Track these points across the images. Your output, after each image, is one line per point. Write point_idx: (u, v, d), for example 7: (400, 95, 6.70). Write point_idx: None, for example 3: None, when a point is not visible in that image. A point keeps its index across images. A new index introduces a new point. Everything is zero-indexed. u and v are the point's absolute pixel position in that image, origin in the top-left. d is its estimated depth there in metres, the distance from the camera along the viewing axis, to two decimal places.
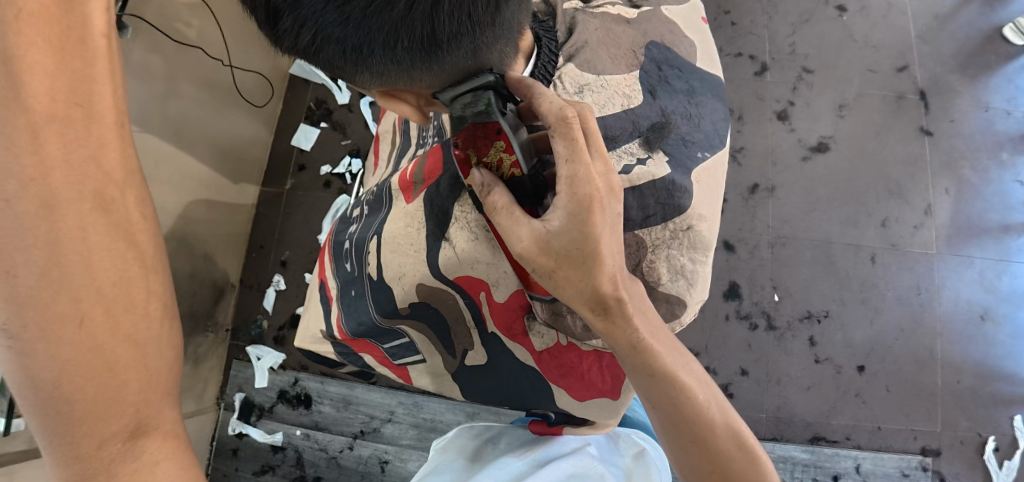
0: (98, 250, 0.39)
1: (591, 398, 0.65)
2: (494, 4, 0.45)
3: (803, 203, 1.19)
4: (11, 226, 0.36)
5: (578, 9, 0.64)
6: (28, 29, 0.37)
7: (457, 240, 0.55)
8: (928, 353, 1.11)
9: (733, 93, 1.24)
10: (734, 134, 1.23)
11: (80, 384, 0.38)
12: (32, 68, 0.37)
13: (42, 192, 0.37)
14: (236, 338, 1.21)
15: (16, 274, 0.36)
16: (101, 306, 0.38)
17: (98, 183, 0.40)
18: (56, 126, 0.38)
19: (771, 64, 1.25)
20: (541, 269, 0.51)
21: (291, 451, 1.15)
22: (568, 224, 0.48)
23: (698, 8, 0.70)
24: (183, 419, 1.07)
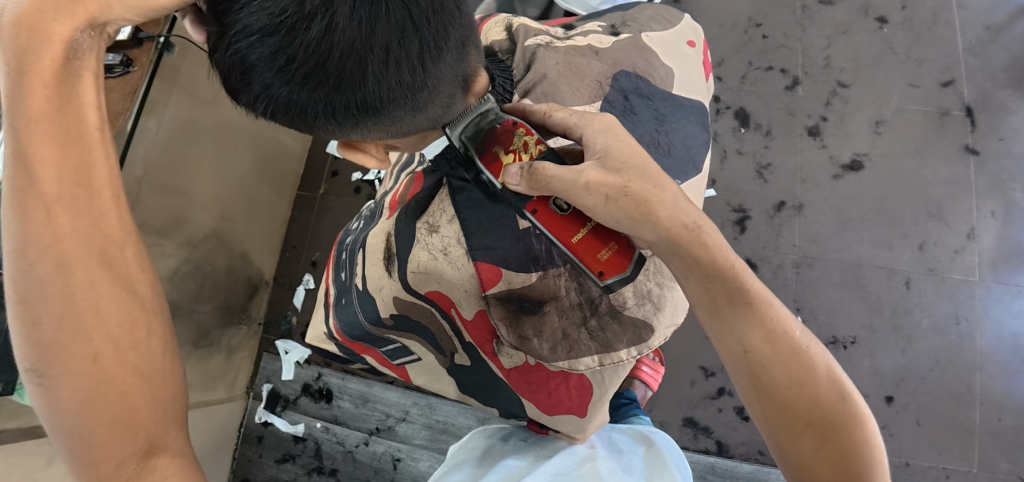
0: (106, 298, 0.42)
1: (560, 414, 0.67)
2: (423, 68, 0.47)
3: (833, 222, 1.14)
4: (33, 288, 0.40)
5: (541, 44, 0.67)
6: (36, 132, 0.41)
7: (418, 263, 0.63)
8: (967, 388, 1.03)
9: (762, 108, 1.22)
10: (762, 150, 1.19)
11: (97, 413, 0.41)
12: (43, 163, 0.41)
13: (57, 254, 0.41)
14: (268, 331, 1.30)
15: (41, 323, 0.40)
16: (109, 344, 0.42)
17: (101, 245, 0.42)
18: (64, 201, 0.41)
19: (803, 78, 1.21)
20: (614, 191, 0.51)
21: (311, 443, 1.21)
22: (609, 143, 0.54)
23: (685, 32, 0.72)
24: (215, 405, 1.15)
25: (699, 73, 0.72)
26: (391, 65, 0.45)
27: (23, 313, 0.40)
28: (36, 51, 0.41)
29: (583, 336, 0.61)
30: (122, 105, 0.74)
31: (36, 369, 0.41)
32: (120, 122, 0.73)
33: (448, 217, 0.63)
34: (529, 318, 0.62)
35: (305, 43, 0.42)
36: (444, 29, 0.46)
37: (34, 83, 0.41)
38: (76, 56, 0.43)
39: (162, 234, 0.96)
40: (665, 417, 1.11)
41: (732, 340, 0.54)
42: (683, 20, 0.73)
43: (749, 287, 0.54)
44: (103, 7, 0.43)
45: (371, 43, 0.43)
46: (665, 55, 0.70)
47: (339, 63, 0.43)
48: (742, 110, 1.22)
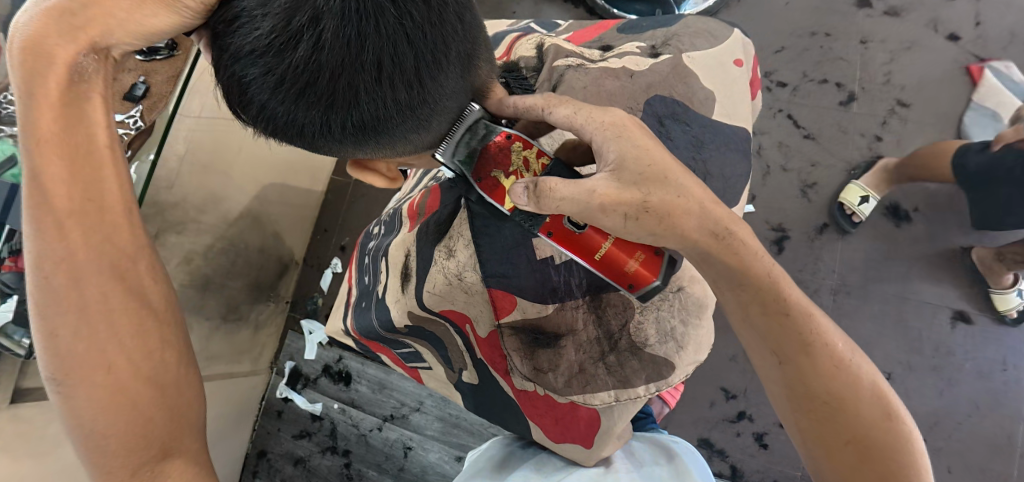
0: (118, 310, 0.48)
1: (566, 442, 0.65)
2: (419, 83, 0.48)
3: (879, 251, 1.08)
4: (50, 299, 0.46)
5: (569, 66, 0.68)
6: (45, 152, 0.47)
7: (434, 284, 0.65)
8: (1007, 440, 0.97)
9: (813, 122, 1.16)
10: (807, 168, 1.14)
11: (113, 422, 0.46)
12: (53, 179, 0.47)
13: (69, 269, 0.47)
14: (294, 310, 1.33)
15: (59, 336, 0.46)
16: (123, 356, 0.48)
17: (113, 258, 0.49)
18: (74, 218, 0.47)
19: (860, 93, 1.15)
20: (632, 210, 0.50)
21: (327, 422, 1.24)
22: (623, 148, 0.51)
23: (730, 51, 0.70)
24: (240, 378, 1.20)
25: (745, 94, 0.69)
26: (383, 81, 0.46)
27: (43, 323, 0.46)
28: (43, 74, 0.46)
29: (600, 370, 0.60)
30: (166, 87, 0.80)
31: (54, 379, 0.46)
32: (163, 105, 0.79)
33: (464, 241, 0.64)
34: (545, 351, 0.62)
35: (292, 61, 0.44)
36: (438, 43, 0.47)
37: (43, 104, 0.47)
38: (81, 78, 0.48)
39: (200, 211, 0.98)
40: (681, 435, 1.09)
41: (768, 348, 0.52)
42: (731, 39, 0.71)
43: (785, 296, 0.52)
44: (103, 34, 0.47)
45: (359, 59, 0.44)
46: (708, 77, 0.68)
47: (328, 80, 0.45)
48: (792, 123, 1.16)
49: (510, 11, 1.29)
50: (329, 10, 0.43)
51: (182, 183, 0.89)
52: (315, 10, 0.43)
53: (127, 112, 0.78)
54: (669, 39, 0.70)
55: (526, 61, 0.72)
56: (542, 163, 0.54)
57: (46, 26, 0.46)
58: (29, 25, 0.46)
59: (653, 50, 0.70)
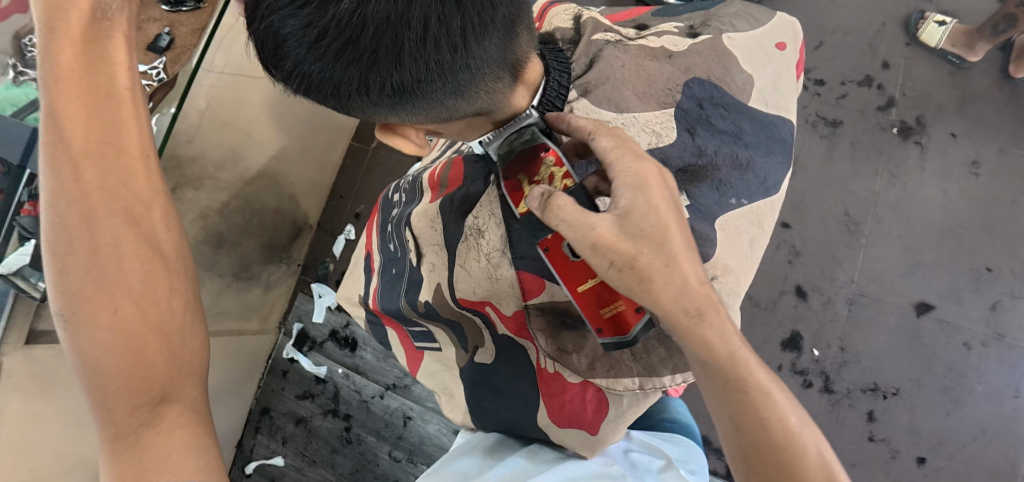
0: (130, 254, 0.48)
1: (571, 427, 0.64)
2: (464, 47, 0.46)
3: (901, 263, 1.05)
4: (64, 237, 0.46)
5: (608, 42, 0.66)
6: (64, 89, 0.46)
7: (465, 261, 0.66)
8: (1010, 467, 0.96)
9: (849, 125, 1.12)
10: (838, 173, 1.11)
11: (115, 362, 0.47)
12: (70, 117, 0.46)
13: (84, 209, 0.47)
14: (306, 273, 1.34)
15: (69, 274, 0.46)
16: (131, 299, 0.48)
17: (129, 204, 0.49)
18: (90, 160, 0.47)
19: (900, 99, 1.11)
20: (619, 260, 0.47)
21: (330, 386, 1.25)
22: (636, 201, 0.48)
23: (766, 35, 0.67)
24: (250, 335, 1.22)
25: (790, 79, 0.67)
26: (428, 42, 0.45)
27: (54, 261, 0.46)
28: (65, 9, 0.46)
29: (625, 355, 0.59)
30: (191, 40, 0.76)
31: (63, 316, 0.46)
32: (187, 58, 0.76)
33: (494, 220, 0.64)
34: (570, 333, 0.61)
35: (338, 15, 0.43)
36: (488, 3, 0.45)
37: (65, 36, 0.46)
38: (104, 17, 0.48)
39: (218, 167, 0.98)
40: None
41: (727, 416, 0.49)
42: (773, 21, 0.68)
43: (747, 372, 0.48)
44: None
45: (407, 17, 0.43)
46: (747, 60, 0.65)
47: (373, 37, 0.44)
48: (827, 123, 1.13)
49: None
50: None
51: (201, 136, 0.88)
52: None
53: (150, 63, 0.75)
54: (706, 23, 0.68)
55: (562, 31, 0.71)
56: (564, 184, 0.54)
57: None
58: None
59: (691, 32, 0.67)
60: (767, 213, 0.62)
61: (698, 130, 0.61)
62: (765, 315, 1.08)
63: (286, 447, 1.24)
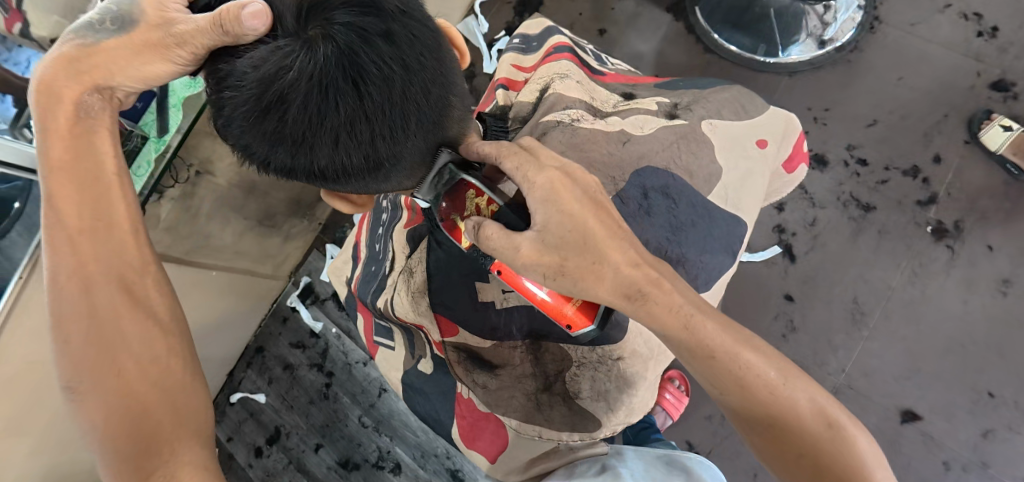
0: (127, 319, 0.51)
1: (477, 448, 0.73)
2: (375, 152, 0.49)
3: (898, 366, 1.01)
4: (60, 310, 0.50)
5: (560, 123, 0.66)
6: (57, 179, 0.51)
7: (400, 293, 0.71)
8: None
9: (883, 213, 1.08)
10: (858, 258, 1.07)
11: (118, 423, 0.48)
12: (66, 201, 0.51)
13: (81, 282, 0.51)
14: (324, 233, 1.41)
15: (70, 338, 0.50)
16: (131, 361, 0.50)
17: (120, 272, 0.53)
18: (83, 236, 0.52)
19: (943, 197, 1.06)
20: (552, 271, 0.49)
21: (322, 342, 1.33)
22: (548, 212, 0.48)
23: (755, 128, 0.67)
24: (261, 278, 1.30)
25: (762, 178, 0.66)
26: (341, 150, 0.48)
27: (58, 332, 0.50)
28: (54, 111, 0.51)
29: (529, 403, 0.67)
30: None
31: (71, 386, 0.49)
32: None
33: (421, 260, 0.70)
34: (482, 371, 0.68)
35: (262, 130, 0.47)
36: (400, 116, 0.48)
37: (58, 138, 0.51)
38: (89, 115, 0.53)
39: None
40: None
41: (709, 386, 0.50)
42: (761, 117, 0.68)
43: (709, 340, 0.48)
44: (106, 78, 0.51)
45: (321, 133, 0.46)
46: (721, 151, 0.65)
47: (293, 147, 0.47)
48: (859, 206, 1.09)
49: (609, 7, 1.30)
50: (294, 90, 0.45)
51: None
52: (282, 90, 0.45)
53: None
54: (689, 105, 0.68)
55: (522, 107, 0.74)
56: (491, 208, 0.52)
57: (58, 72, 0.51)
58: (42, 72, 0.51)
59: (671, 112, 0.68)
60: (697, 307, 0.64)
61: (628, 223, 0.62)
62: None
63: (270, 387, 1.32)
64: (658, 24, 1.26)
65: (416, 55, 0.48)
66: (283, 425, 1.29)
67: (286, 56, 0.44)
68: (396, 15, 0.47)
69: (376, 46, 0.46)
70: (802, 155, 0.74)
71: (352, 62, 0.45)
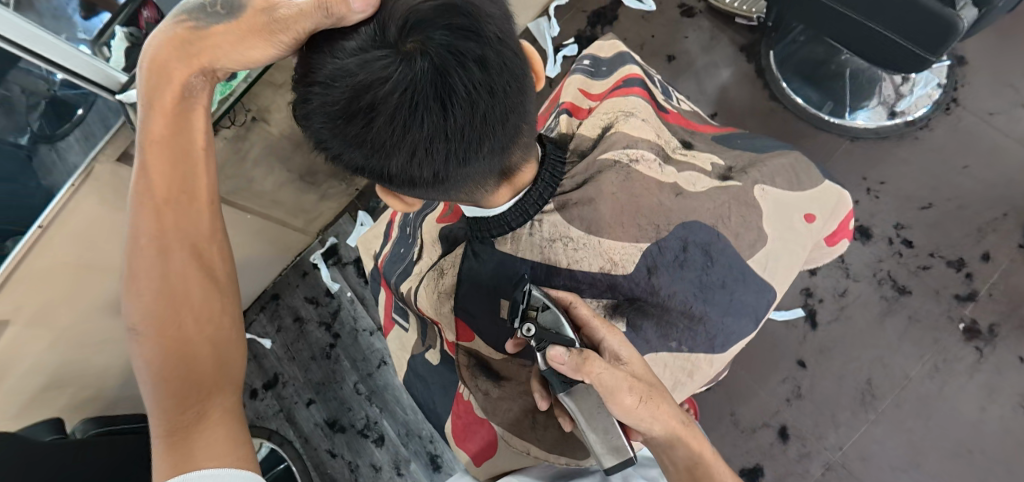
0: (196, 279, 0.51)
1: (462, 447, 0.74)
2: (447, 170, 0.50)
3: (898, 457, 0.99)
4: (132, 266, 0.50)
5: (617, 163, 0.64)
6: (150, 152, 0.51)
7: (424, 290, 0.71)
8: None
9: (917, 299, 1.04)
10: (881, 339, 1.04)
11: (171, 372, 0.47)
12: (154, 169, 0.51)
13: (158, 242, 0.50)
14: (359, 200, 1.43)
15: (139, 293, 0.49)
16: (192, 317, 0.50)
17: (194, 240, 0.52)
18: (166, 202, 0.51)
19: (983, 297, 1.02)
20: (643, 391, 0.49)
21: (335, 303, 1.36)
22: (633, 357, 0.52)
23: (806, 201, 0.66)
24: (291, 230, 1.33)
25: (802, 253, 0.66)
26: (415, 164, 0.48)
27: (129, 285, 0.49)
28: (161, 88, 0.50)
29: (525, 421, 0.68)
30: None
31: (135, 329, 0.49)
32: None
33: (453, 261, 0.68)
34: (488, 379, 0.69)
35: (344, 131, 0.47)
36: (477, 140, 0.48)
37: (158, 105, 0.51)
38: (191, 94, 0.52)
39: None
40: None
41: None
42: (814, 190, 0.67)
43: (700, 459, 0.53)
44: (212, 62, 0.50)
45: (400, 145, 0.46)
46: (770, 219, 0.65)
47: (369, 152, 0.48)
48: (894, 287, 1.06)
49: (682, 35, 1.30)
50: (386, 103, 0.44)
51: None
52: (374, 100, 0.44)
53: None
54: (745, 168, 0.68)
55: (581, 142, 0.70)
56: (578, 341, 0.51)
57: (168, 51, 0.50)
58: (154, 49, 0.50)
59: (725, 174, 0.68)
60: (703, 362, 0.66)
61: (661, 271, 0.61)
62: (738, 437, 1.05)
63: (277, 335, 1.36)
64: (729, 63, 1.25)
65: (502, 83, 0.47)
66: (283, 373, 1.33)
67: (383, 68, 0.44)
68: (493, 39, 0.46)
69: (471, 72, 0.45)
70: (846, 231, 0.73)
71: (443, 83, 0.44)
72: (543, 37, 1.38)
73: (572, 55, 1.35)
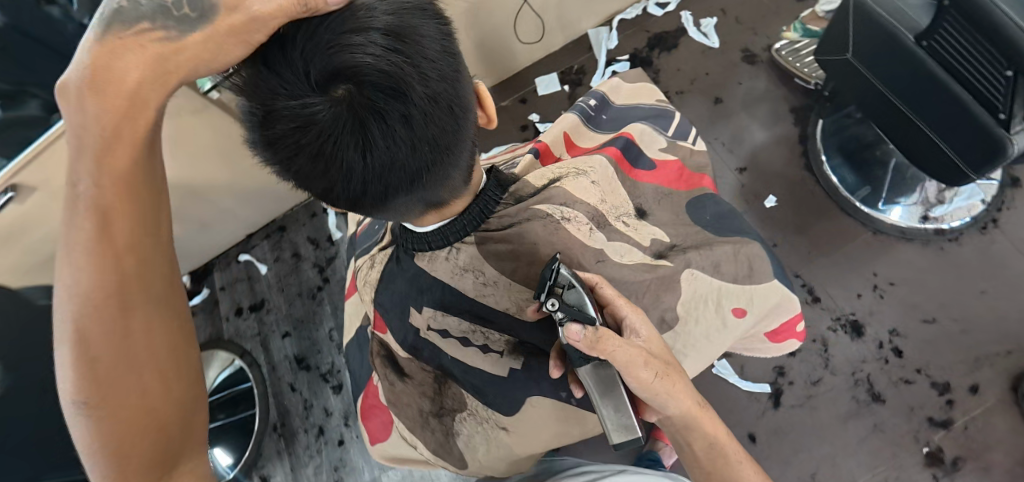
0: (157, 327, 0.45)
1: (364, 425, 0.78)
2: (363, 204, 0.52)
3: None
4: (76, 315, 0.42)
5: (551, 216, 0.61)
6: (90, 171, 0.42)
7: (365, 265, 0.72)
8: None
9: (889, 410, 1.01)
10: (839, 440, 1.01)
11: (133, 439, 0.43)
12: (105, 191, 0.43)
13: (113, 286, 0.43)
14: None
15: (87, 346, 0.42)
16: (157, 375, 0.44)
17: (148, 280, 0.45)
18: (121, 231, 0.43)
19: (958, 428, 0.98)
20: (659, 369, 0.53)
21: (334, 250, 1.41)
22: (651, 335, 0.55)
23: (736, 294, 0.67)
24: None
25: (721, 344, 0.67)
26: (331, 195, 0.51)
27: (74, 343, 0.41)
28: (107, 89, 0.41)
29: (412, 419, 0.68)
30: None
31: (81, 400, 0.42)
32: None
33: (387, 250, 0.67)
34: (393, 368, 0.69)
35: (271, 159, 0.49)
36: (393, 187, 0.50)
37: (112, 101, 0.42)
38: (142, 106, 0.43)
39: None
40: None
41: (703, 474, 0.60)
42: (755, 286, 0.67)
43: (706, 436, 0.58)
44: (184, 71, 0.43)
45: (318, 179, 0.49)
46: (685, 302, 0.66)
47: (296, 180, 0.50)
48: (869, 391, 1.02)
49: (736, 81, 1.26)
50: (304, 143, 0.46)
51: None
52: (294, 138, 0.46)
53: None
54: (687, 248, 0.69)
55: (523, 186, 0.64)
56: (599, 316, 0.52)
57: (127, 47, 0.42)
58: (100, 44, 0.41)
59: (662, 251, 0.69)
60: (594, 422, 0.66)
61: None
62: None
63: (274, 264, 1.42)
64: (775, 121, 1.22)
65: (424, 137, 0.47)
66: (269, 300, 1.39)
67: (306, 111, 0.45)
68: (417, 95, 0.46)
69: (392, 129, 0.46)
70: (795, 332, 0.74)
71: (360, 137, 0.45)
72: (600, 46, 1.36)
73: (622, 71, 1.33)
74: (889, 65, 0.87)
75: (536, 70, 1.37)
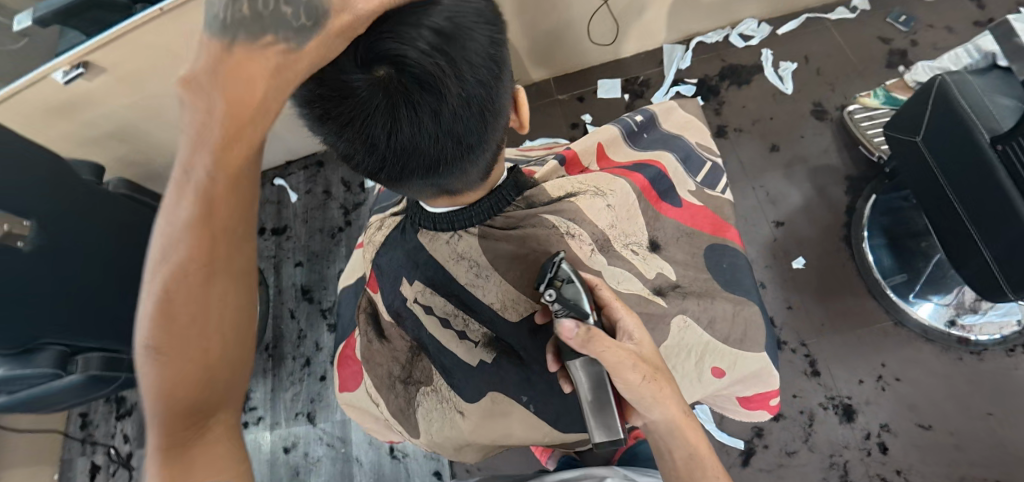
0: (235, 288, 0.39)
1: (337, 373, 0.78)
2: (378, 173, 0.54)
3: None
4: (165, 262, 0.37)
5: (553, 228, 0.65)
6: (210, 129, 0.37)
7: (375, 225, 0.76)
8: None
9: None
10: None
11: (189, 396, 0.38)
12: (222, 151, 0.37)
13: (203, 237, 0.38)
14: None
15: (169, 294, 0.37)
16: (223, 335, 0.39)
17: (237, 239, 0.39)
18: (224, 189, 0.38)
19: None
20: (649, 374, 0.53)
21: (363, 197, 1.44)
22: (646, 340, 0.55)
23: (721, 353, 0.68)
24: None
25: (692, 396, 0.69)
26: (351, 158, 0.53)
27: (157, 287, 0.38)
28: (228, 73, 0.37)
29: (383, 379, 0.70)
30: None
31: (150, 345, 0.38)
32: None
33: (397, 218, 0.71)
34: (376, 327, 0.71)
35: (304, 114, 0.50)
36: (411, 167, 0.52)
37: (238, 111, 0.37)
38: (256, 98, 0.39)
39: None
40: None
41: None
42: (741, 351, 0.68)
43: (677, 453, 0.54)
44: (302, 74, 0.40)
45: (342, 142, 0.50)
46: (670, 346, 0.68)
47: (322, 135, 0.52)
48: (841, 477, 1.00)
49: (799, 133, 1.22)
50: (337, 111, 0.47)
51: None
52: (328, 104, 0.47)
53: None
54: (687, 293, 0.70)
55: (540, 194, 0.67)
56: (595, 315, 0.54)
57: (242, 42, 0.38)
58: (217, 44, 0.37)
59: (661, 288, 0.70)
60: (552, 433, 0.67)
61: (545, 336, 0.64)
62: None
63: (305, 195, 1.46)
64: (827, 184, 1.18)
65: (450, 130, 0.49)
66: (292, 228, 1.43)
67: (345, 85, 0.45)
68: (451, 95, 0.46)
69: (421, 120, 0.47)
70: (768, 405, 0.74)
71: (390, 120, 0.47)
72: (671, 63, 1.33)
73: (686, 94, 1.30)
74: (957, 161, 0.82)
75: (601, 71, 1.35)
